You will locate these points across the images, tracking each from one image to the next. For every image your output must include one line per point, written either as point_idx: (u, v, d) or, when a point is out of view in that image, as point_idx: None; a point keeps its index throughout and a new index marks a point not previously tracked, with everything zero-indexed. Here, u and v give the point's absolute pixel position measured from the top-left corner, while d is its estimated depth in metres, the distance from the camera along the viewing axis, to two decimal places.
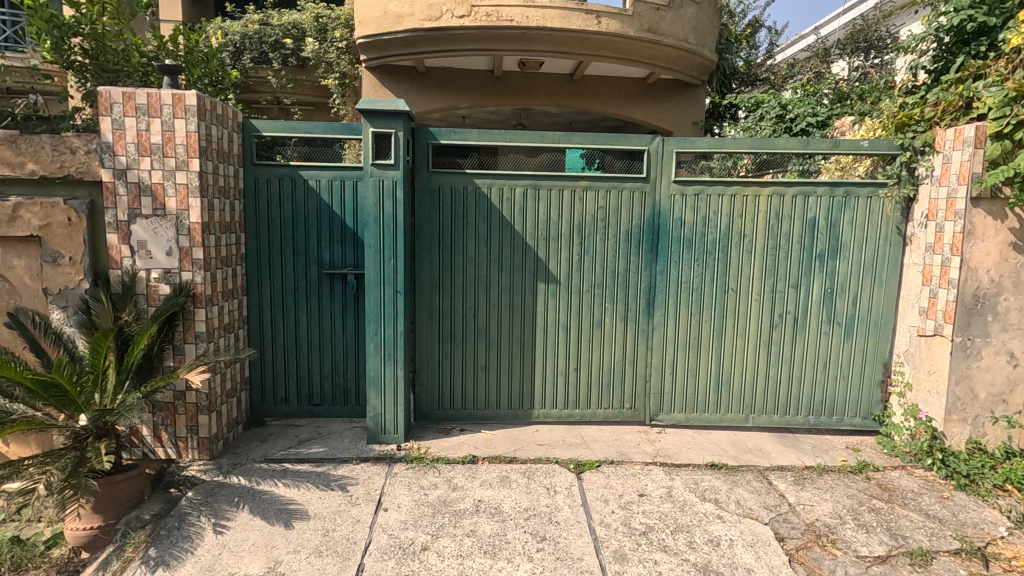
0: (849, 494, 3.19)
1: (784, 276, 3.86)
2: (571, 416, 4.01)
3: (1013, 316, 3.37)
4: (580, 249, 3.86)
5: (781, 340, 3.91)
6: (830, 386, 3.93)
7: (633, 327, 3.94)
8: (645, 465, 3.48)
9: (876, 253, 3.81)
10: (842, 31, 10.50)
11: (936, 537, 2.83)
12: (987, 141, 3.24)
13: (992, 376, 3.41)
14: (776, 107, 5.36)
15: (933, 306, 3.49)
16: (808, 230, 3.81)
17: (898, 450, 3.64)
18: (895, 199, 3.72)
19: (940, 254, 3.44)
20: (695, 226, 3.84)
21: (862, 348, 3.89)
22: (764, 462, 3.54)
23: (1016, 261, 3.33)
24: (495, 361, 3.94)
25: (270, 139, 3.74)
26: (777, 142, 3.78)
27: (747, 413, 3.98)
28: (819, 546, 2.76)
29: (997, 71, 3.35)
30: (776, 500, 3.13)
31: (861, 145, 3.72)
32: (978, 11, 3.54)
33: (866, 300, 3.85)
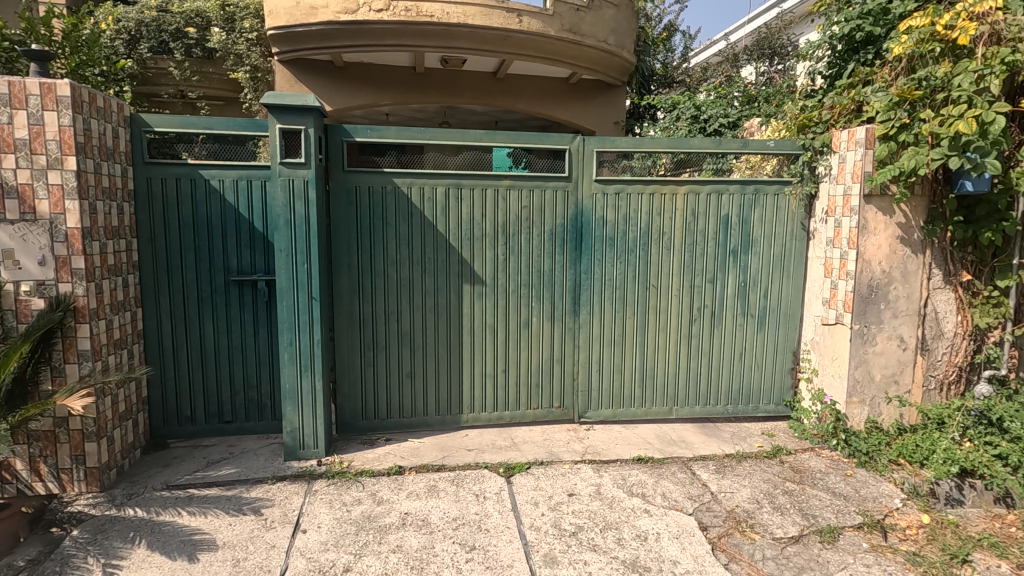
0: (765, 478, 3.35)
1: (701, 271, 3.99)
2: (501, 418, 3.95)
3: (902, 303, 3.65)
4: (505, 249, 3.81)
5: (701, 333, 4.04)
6: (746, 376, 4.11)
7: (559, 326, 3.94)
8: (574, 464, 3.49)
9: (784, 248, 4.02)
10: (750, 37, 11.22)
11: (842, 514, 3.02)
12: (876, 142, 3.49)
13: (886, 359, 3.69)
14: (691, 108, 5.60)
15: (834, 296, 3.73)
16: (722, 227, 3.96)
17: (807, 433, 3.85)
18: (798, 196, 3.96)
19: (839, 248, 3.68)
20: (617, 224, 3.89)
21: (774, 338, 4.10)
22: (687, 453, 3.65)
23: (903, 252, 3.61)
24: (422, 366, 3.82)
25: (174, 135, 3.41)
26: (692, 142, 3.91)
27: (671, 406, 4.09)
28: (738, 532, 2.87)
29: (883, 77, 3.60)
30: (699, 490, 3.22)
31: (767, 145, 3.91)
32: (865, 21, 3.86)
33: (776, 292, 4.05)
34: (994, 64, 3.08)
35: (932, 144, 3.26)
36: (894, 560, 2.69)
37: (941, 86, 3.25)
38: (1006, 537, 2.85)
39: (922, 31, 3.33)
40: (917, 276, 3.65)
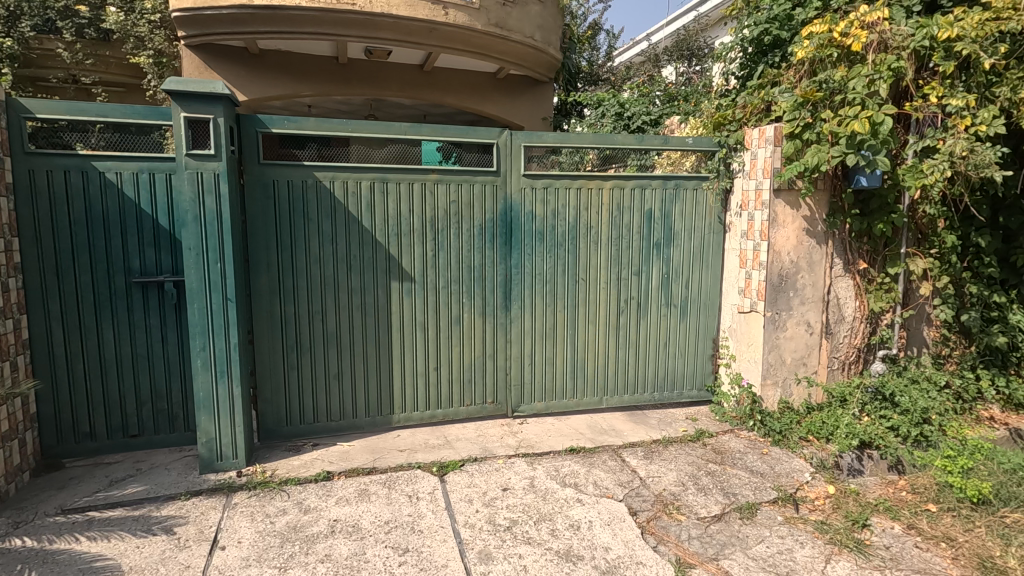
0: (690, 461, 3.50)
1: (628, 264, 4.10)
2: (433, 416, 3.90)
3: (809, 291, 3.91)
4: (434, 244, 3.75)
5: (628, 324, 4.16)
6: (671, 364, 4.28)
7: (491, 321, 3.92)
8: (508, 459, 3.49)
9: (703, 241, 4.21)
10: (671, 39, 11.70)
11: (759, 490, 3.21)
12: (783, 140, 3.72)
13: (795, 343, 3.95)
14: (615, 105, 5.75)
15: (749, 286, 3.96)
16: (646, 221, 4.09)
17: (727, 415, 4.07)
18: (715, 190, 4.15)
19: (752, 240, 3.90)
20: (546, 218, 3.93)
21: (695, 327, 4.29)
22: (617, 441, 3.75)
23: (809, 243, 3.87)
24: (349, 367, 3.68)
25: (69, 123, 3.09)
26: (617, 138, 4.00)
27: (601, 396, 4.19)
28: (666, 515, 2.98)
29: (789, 80, 3.85)
30: (629, 477, 3.31)
31: (686, 142, 4.08)
32: (772, 25, 4.13)
33: (696, 282, 4.24)
34: (883, 70, 3.36)
35: (832, 142, 3.51)
36: (805, 530, 2.90)
37: (839, 89, 3.52)
38: (899, 500, 3.13)
39: (821, 37, 3.57)
40: (822, 265, 3.92)
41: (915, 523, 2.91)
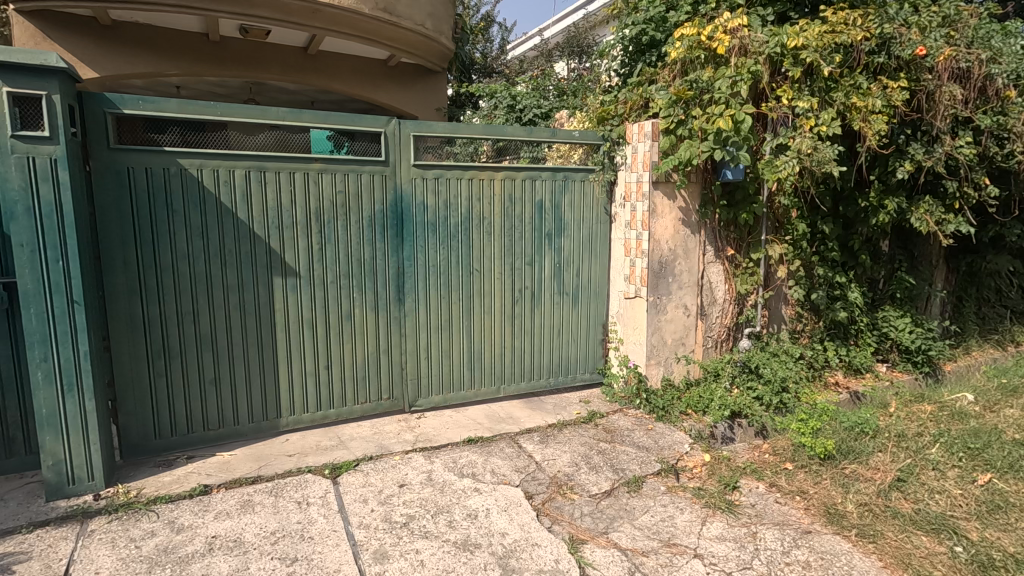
0: (582, 442, 3.66)
1: (520, 254, 4.17)
2: (325, 417, 3.72)
3: (686, 276, 4.22)
4: (320, 237, 3.56)
5: (523, 314, 4.24)
6: (565, 351, 4.42)
7: (384, 316, 3.81)
8: (405, 454, 3.43)
9: (591, 231, 4.38)
10: (562, 35, 12.06)
11: (645, 464, 3.42)
12: (660, 135, 3.97)
13: (675, 325, 4.24)
14: (507, 97, 5.73)
15: (633, 273, 4.19)
16: (537, 212, 4.18)
17: (616, 396, 4.29)
18: (601, 182, 4.33)
19: (635, 229, 4.14)
20: (438, 209, 3.88)
21: (586, 314, 4.46)
22: (514, 428, 3.82)
23: (685, 232, 4.17)
24: (227, 371, 3.41)
25: None
26: (506, 129, 4.06)
27: (499, 385, 4.24)
28: (560, 495, 3.10)
29: (664, 78, 4.11)
30: (525, 462, 3.39)
31: (573, 135, 4.22)
32: (648, 26, 4.45)
33: (586, 271, 4.41)
34: (743, 72, 3.67)
35: (702, 137, 3.81)
36: (684, 497, 3.15)
37: (707, 88, 3.82)
38: (763, 462, 3.48)
39: (691, 39, 3.83)
40: (696, 253, 4.24)
41: (775, 481, 3.26)
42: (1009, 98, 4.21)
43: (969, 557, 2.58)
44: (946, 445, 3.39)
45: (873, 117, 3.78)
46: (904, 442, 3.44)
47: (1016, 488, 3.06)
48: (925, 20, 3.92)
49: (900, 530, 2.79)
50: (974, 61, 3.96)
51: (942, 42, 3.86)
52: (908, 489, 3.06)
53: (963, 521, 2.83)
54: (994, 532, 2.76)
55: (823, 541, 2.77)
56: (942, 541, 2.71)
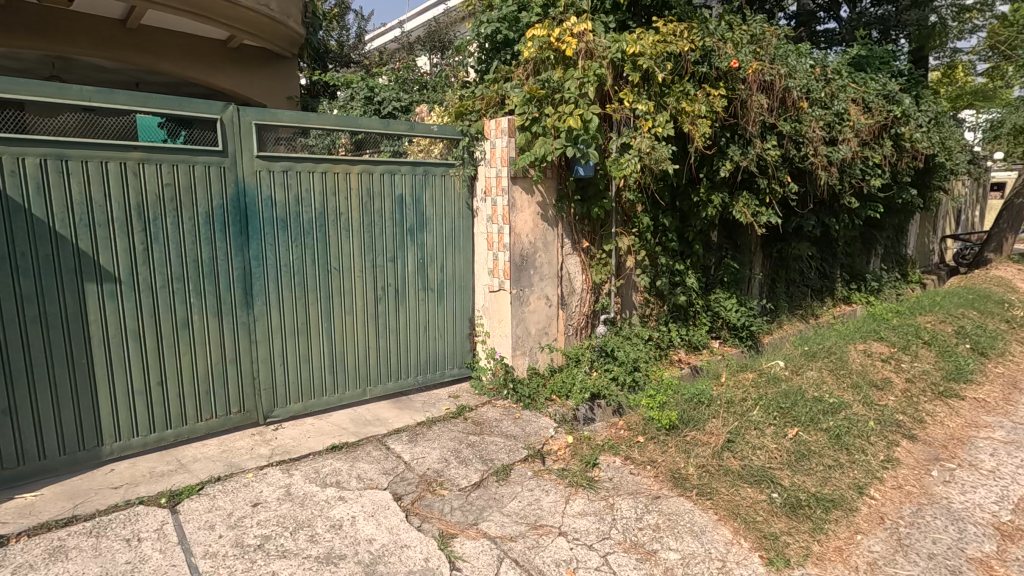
0: (452, 437, 3.65)
1: (382, 250, 4.04)
2: (161, 439, 3.30)
3: (546, 267, 4.39)
4: (145, 236, 3.13)
5: (387, 311, 4.12)
6: (432, 347, 4.38)
7: (229, 321, 3.46)
8: (259, 470, 3.16)
9: (453, 226, 4.37)
10: (424, 29, 11.99)
11: (512, 452, 3.51)
12: (516, 132, 4.08)
13: (538, 315, 4.40)
14: (364, 88, 5.53)
15: (496, 266, 4.28)
16: (397, 207, 4.07)
17: (484, 388, 4.35)
18: (462, 177, 4.34)
19: (496, 223, 4.22)
20: (287, 204, 3.60)
21: (452, 309, 4.46)
22: (381, 430, 3.70)
23: (543, 226, 4.34)
24: (28, 396, 2.87)
25: None
26: (362, 121, 3.86)
27: (364, 387, 4.08)
28: (430, 493, 3.07)
29: (519, 77, 4.25)
30: (393, 463, 3.30)
31: (431, 129, 4.18)
32: (502, 26, 4.58)
33: (450, 266, 4.40)
34: (590, 74, 3.90)
35: (555, 135, 4.01)
36: (549, 479, 3.29)
37: (557, 87, 4.02)
38: (619, 438, 3.75)
39: (542, 40, 4.04)
40: (555, 245, 4.43)
41: (630, 454, 3.54)
42: (802, 109, 4.99)
43: (782, 501, 3.02)
44: (765, 406, 3.90)
45: (698, 121, 4.24)
46: (733, 407, 3.90)
47: (815, 437, 3.64)
48: (737, 38, 4.50)
49: (730, 484, 3.18)
50: (774, 75, 4.63)
51: (750, 57, 4.46)
52: (737, 449, 3.47)
53: (779, 470, 3.30)
54: (801, 477, 3.26)
55: (670, 503, 3.07)
56: (763, 490, 3.13)
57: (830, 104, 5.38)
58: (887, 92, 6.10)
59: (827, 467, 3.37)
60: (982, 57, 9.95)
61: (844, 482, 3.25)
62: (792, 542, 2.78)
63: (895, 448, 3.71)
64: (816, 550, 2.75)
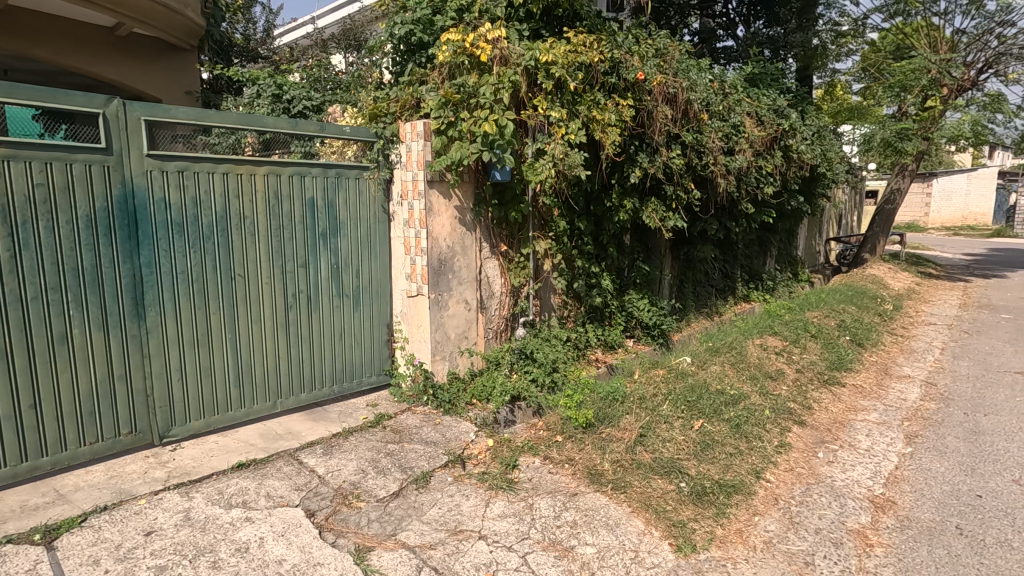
0: (369, 447, 3.55)
1: (292, 256, 3.86)
2: (35, 468, 2.96)
3: (464, 271, 4.39)
4: (13, 242, 2.81)
5: (298, 319, 3.94)
6: (348, 355, 4.24)
7: (117, 334, 3.17)
8: (154, 496, 2.91)
9: (368, 230, 4.27)
10: (338, 26, 11.66)
11: (432, 458, 3.48)
12: (432, 135, 4.06)
13: (457, 319, 4.38)
14: (272, 85, 5.27)
15: (414, 271, 4.22)
16: (308, 210, 3.91)
17: (404, 395, 4.27)
18: (377, 180, 4.24)
19: (413, 228, 4.16)
20: (184, 207, 3.36)
21: (369, 315, 4.35)
22: (294, 444, 3.53)
23: (461, 230, 4.33)
24: None
25: None
26: (268, 120, 3.68)
27: (275, 400, 3.87)
28: (345, 506, 2.97)
29: (434, 80, 4.24)
30: (305, 478, 3.16)
31: (343, 130, 4.05)
32: (416, 28, 4.54)
33: (366, 271, 4.29)
34: (504, 81, 3.93)
35: (471, 139, 4.02)
36: (469, 483, 3.29)
37: (473, 92, 4.04)
38: (538, 439, 3.81)
39: (456, 44, 4.06)
40: (473, 249, 4.44)
41: (548, 454, 3.61)
42: (702, 120, 5.34)
43: (689, 490, 3.21)
44: (674, 401, 4.12)
45: (609, 129, 4.42)
46: (645, 402, 4.08)
47: (718, 427, 3.90)
48: (643, 51, 4.75)
49: (643, 477, 3.32)
50: (677, 88, 4.91)
51: (654, 70, 4.71)
52: (648, 442, 3.63)
53: (686, 460, 3.50)
54: (706, 466, 3.47)
55: (586, 499, 3.16)
56: (672, 480, 3.30)
57: (728, 116, 5.79)
58: (777, 107, 6.66)
59: (729, 454, 3.62)
60: (856, 78, 11.11)
61: (744, 468, 3.51)
62: (698, 528, 2.95)
63: (787, 434, 4.05)
64: (720, 534, 2.93)
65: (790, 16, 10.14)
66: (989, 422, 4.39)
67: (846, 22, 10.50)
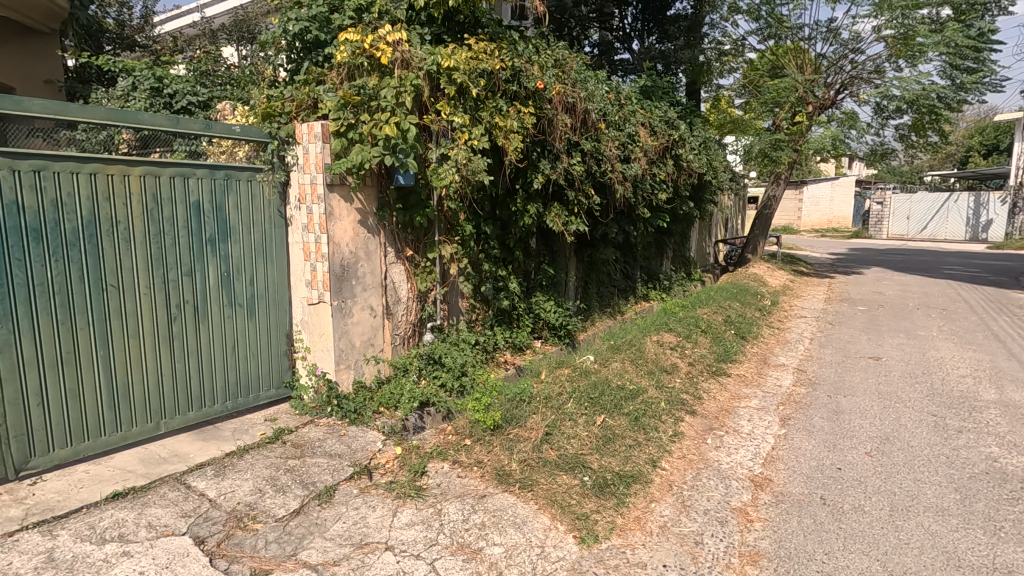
0: (267, 464, 3.36)
1: (175, 263, 3.57)
2: None
3: (369, 277, 4.29)
4: None
5: (184, 332, 3.64)
6: (243, 368, 3.99)
7: None
8: (8, 537, 2.58)
9: (263, 235, 4.04)
10: (228, 16, 10.95)
11: (336, 471, 3.36)
12: (331, 137, 3.94)
13: (362, 326, 4.27)
14: (150, 77, 4.84)
15: (314, 278, 4.06)
16: (193, 214, 3.63)
17: (306, 407, 4.09)
18: (271, 182, 4.03)
19: (313, 233, 4.00)
20: (42, 211, 2.99)
21: (265, 325, 4.12)
22: (181, 467, 3.27)
23: (364, 235, 4.24)
24: None
25: None
26: (143, 116, 3.37)
27: (158, 420, 3.56)
28: (240, 529, 2.80)
29: (332, 80, 4.12)
30: (194, 503, 2.94)
31: (232, 129, 3.80)
32: (312, 25, 4.38)
33: (261, 278, 4.06)
34: (406, 84, 3.92)
35: (372, 142, 3.95)
36: (376, 494, 3.22)
37: (373, 95, 3.97)
38: (447, 444, 3.81)
39: (355, 44, 4.02)
40: (377, 254, 4.35)
41: (457, 458, 3.62)
42: (600, 129, 5.60)
43: (591, 483, 3.36)
44: (578, 399, 4.29)
45: (511, 135, 4.51)
46: (550, 401, 4.21)
47: (618, 422, 4.10)
48: (542, 61, 4.90)
49: (549, 474, 3.42)
50: (575, 98, 5.12)
51: (553, 80, 4.89)
52: (554, 440, 3.75)
53: (589, 455, 3.65)
54: (607, 459, 3.65)
55: (494, 500, 3.20)
56: (576, 475, 3.43)
57: (624, 126, 6.11)
58: (668, 119, 7.14)
59: (628, 446, 3.83)
60: (738, 93, 12.15)
61: (642, 459, 3.73)
62: (600, 518, 3.10)
63: (680, 423, 4.35)
64: (619, 522, 3.09)
65: (679, 33, 10.89)
66: (848, 403, 4.98)
67: (727, 41, 11.46)
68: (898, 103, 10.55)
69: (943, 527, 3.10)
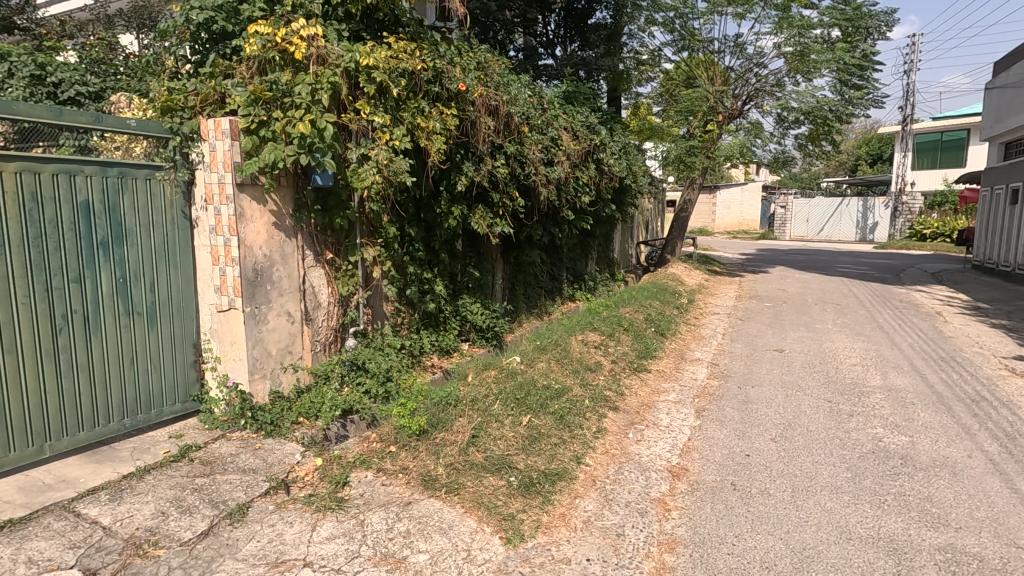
0: (171, 484, 3.12)
1: (60, 269, 3.24)
2: None
3: (285, 281, 4.10)
4: None
5: (72, 344, 3.31)
6: (144, 381, 3.69)
7: None
8: None
9: (164, 238, 3.75)
10: (126, 1, 10.10)
11: (250, 487, 3.18)
12: (240, 135, 3.73)
13: (278, 333, 4.07)
14: (31, 63, 4.35)
15: (224, 283, 3.83)
16: (81, 215, 3.31)
17: (217, 421, 3.84)
18: (173, 181, 3.75)
19: (221, 235, 3.76)
20: None
21: (169, 334, 3.82)
22: (69, 493, 2.97)
23: (279, 237, 4.04)
24: None
25: None
26: (17, 106, 3.00)
27: (42, 442, 3.21)
28: (139, 557, 2.58)
29: (241, 75, 3.92)
30: (85, 532, 2.68)
31: (127, 124, 3.49)
32: (218, 15, 4.11)
33: (163, 284, 3.77)
34: (322, 81, 3.78)
35: (287, 141, 3.77)
36: (293, 509, 3.07)
37: (287, 91, 3.80)
38: (371, 452, 3.70)
39: (265, 38, 3.82)
40: (294, 257, 4.17)
41: (382, 466, 3.52)
42: (523, 132, 5.67)
43: (518, 483, 3.38)
44: (504, 400, 4.31)
45: (434, 136, 4.46)
46: (477, 403, 4.20)
47: (544, 421, 4.16)
48: (464, 63, 4.90)
49: (475, 476, 3.41)
50: (498, 100, 5.15)
51: (475, 82, 4.90)
52: (480, 442, 3.75)
53: (515, 455, 3.67)
54: (533, 458, 3.69)
55: (420, 507, 3.15)
56: (502, 476, 3.44)
57: (547, 130, 6.22)
58: (589, 124, 7.35)
59: (553, 444, 3.89)
60: (655, 101, 12.72)
61: (566, 456, 3.80)
62: (526, 518, 3.12)
63: (604, 419, 4.47)
64: (545, 520, 3.13)
65: (599, 42, 11.23)
66: (756, 393, 5.32)
67: (645, 51, 11.95)
68: (797, 114, 11.44)
69: (836, 504, 3.38)
